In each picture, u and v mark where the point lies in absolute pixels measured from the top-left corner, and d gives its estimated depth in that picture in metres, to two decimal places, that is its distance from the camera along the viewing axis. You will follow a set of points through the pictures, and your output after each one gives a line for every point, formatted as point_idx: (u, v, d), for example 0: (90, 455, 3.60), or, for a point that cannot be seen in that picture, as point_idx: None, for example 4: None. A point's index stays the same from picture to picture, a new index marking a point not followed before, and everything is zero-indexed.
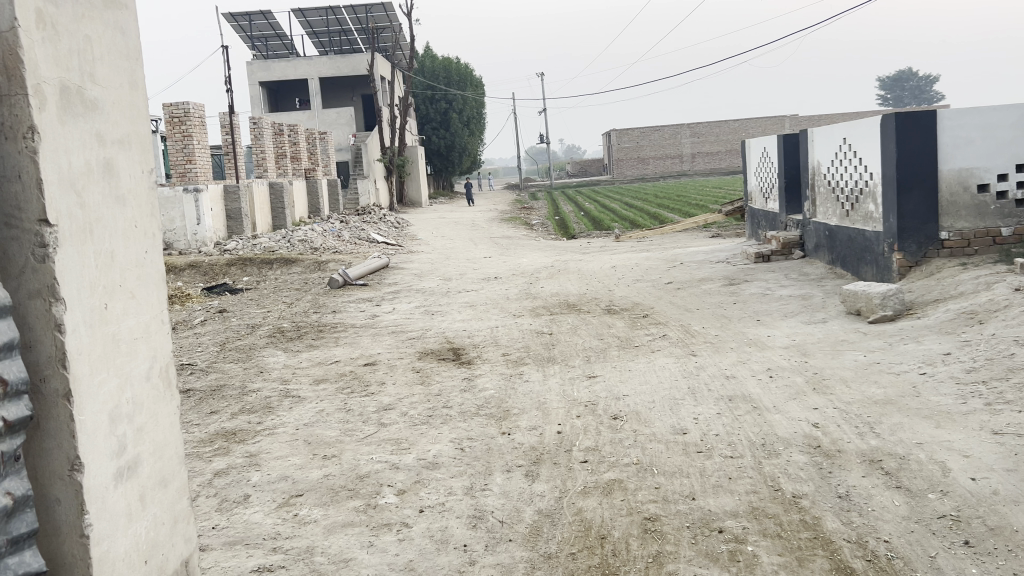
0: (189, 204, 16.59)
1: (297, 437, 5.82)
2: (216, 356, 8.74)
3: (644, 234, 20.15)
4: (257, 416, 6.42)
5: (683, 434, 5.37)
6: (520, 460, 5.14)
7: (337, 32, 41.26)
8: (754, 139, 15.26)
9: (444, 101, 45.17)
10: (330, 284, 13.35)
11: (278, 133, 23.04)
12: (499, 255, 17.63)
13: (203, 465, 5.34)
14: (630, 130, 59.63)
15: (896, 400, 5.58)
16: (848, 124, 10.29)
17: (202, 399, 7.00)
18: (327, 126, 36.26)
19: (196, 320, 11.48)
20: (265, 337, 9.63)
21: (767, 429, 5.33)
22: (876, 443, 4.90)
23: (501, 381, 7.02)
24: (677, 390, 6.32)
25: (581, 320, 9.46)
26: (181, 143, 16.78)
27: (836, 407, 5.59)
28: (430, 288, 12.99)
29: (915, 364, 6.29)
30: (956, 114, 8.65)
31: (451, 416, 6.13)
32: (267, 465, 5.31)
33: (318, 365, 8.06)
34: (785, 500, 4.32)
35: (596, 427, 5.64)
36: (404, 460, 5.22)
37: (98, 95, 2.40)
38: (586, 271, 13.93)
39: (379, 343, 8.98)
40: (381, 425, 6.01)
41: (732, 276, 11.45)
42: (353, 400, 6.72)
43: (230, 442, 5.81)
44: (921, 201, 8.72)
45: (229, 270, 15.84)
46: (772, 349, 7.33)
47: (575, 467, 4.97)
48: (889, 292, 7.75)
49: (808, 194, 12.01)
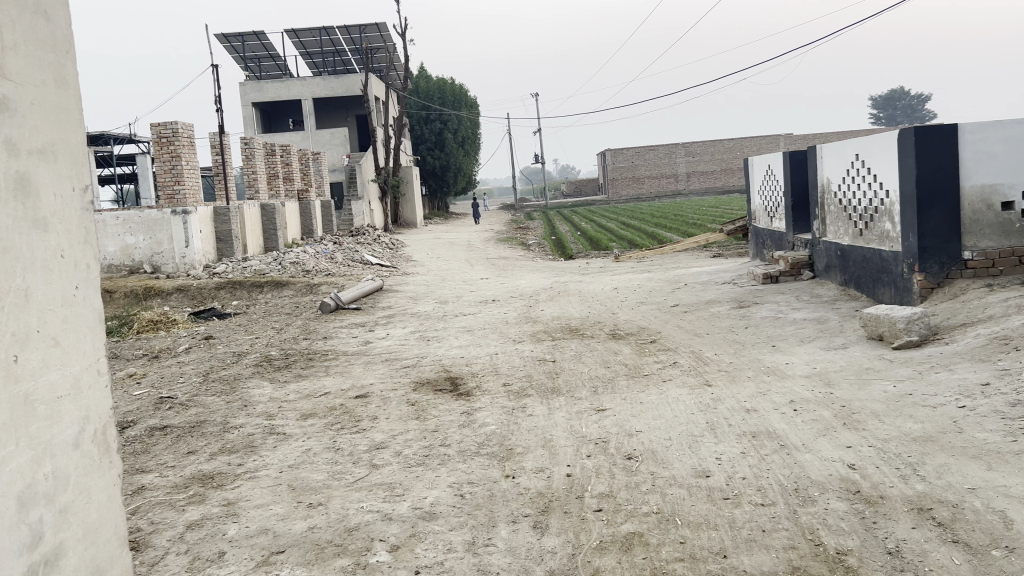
0: (177, 226, 16.27)
1: (280, 482, 5.31)
2: (198, 388, 8.22)
3: (643, 254, 19.66)
4: (237, 456, 5.90)
5: (705, 477, 4.88)
6: (526, 509, 4.63)
7: (331, 52, 41.04)
8: (757, 157, 14.89)
9: (439, 121, 44.97)
10: (320, 308, 12.84)
11: (270, 154, 22.58)
12: (497, 276, 17.12)
13: (175, 516, 4.83)
14: (625, 150, 59.53)
15: (938, 438, 5.07)
16: (860, 140, 9.87)
17: (180, 437, 6.48)
18: (321, 147, 35.53)
19: (180, 348, 10.97)
20: (250, 366, 9.13)
21: (799, 472, 4.82)
22: (923, 488, 4.40)
23: (503, 415, 6.51)
24: (695, 426, 5.82)
25: (585, 346, 8.96)
26: (168, 164, 16.20)
27: (872, 445, 5.09)
28: (425, 311, 12.49)
29: (952, 396, 5.78)
30: (977, 127, 8.23)
31: (449, 456, 5.61)
32: (246, 515, 4.79)
33: (306, 398, 7.54)
34: (829, 558, 3.82)
35: (609, 469, 5.14)
36: (398, 510, 4.70)
37: (10, 93, 2.19)
38: (587, 293, 13.44)
39: (372, 372, 8.46)
40: (373, 467, 5.49)
41: (740, 298, 10.98)
42: (342, 438, 6.20)
43: (207, 487, 5.29)
44: (943, 219, 8.26)
45: (218, 293, 15.37)
46: (792, 378, 6.84)
47: (588, 518, 4.47)
48: (914, 316, 7.28)
49: (817, 213, 11.59)
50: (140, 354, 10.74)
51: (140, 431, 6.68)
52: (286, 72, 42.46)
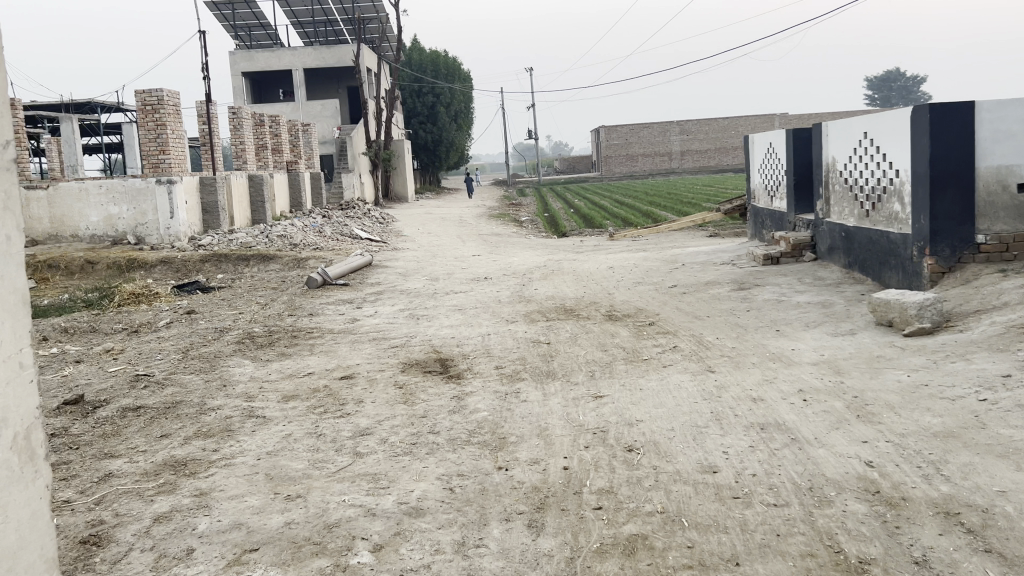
0: (161, 196, 15.81)
1: (257, 471, 4.97)
2: (176, 365, 7.84)
3: (638, 233, 19.25)
4: (213, 441, 5.55)
5: (712, 473, 4.55)
6: (520, 506, 4.30)
7: (323, 22, 40.31)
8: (759, 134, 14.53)
9: (432, 95, 44.34)
10: (307, 283, 12.44)
11: (259, 124, 22.06)
12: (489, 253, 16.72)
13: (142, 508, 4.47)
14: (619, 127, 58.98)
15: (959, 433, 4.76)
16: (869, 117, 9.51)
17: (154, 419, 6.12)
18: (312, 118, 34.99)
19: (161, 323, 10.57)
20: (232, 343, 8.75)
21: (813, 469, 4.50)
22: (949, 490, 4.09)
23: (495, 400, 6.18)
24: (699, 416, 5.49)
25: (581, 328, 8.61)
26: (154, 132, 15.64)
27: (890, 441, 4.78)
28: (415, 289, 12.11)
29: (972, 388, 5.46)
30: (994, 105, 7.89)
31: (438, 445, 5.27)
32: (218, 508, 4.44)
33: (288, 378, 7.18)
34: (852, 569, 3.51)
35: (609, 462, 4.81)
36: (382, 505, 4.36)
37: None
38: (581, 272, 13.08)
39: (359, 352, 8.11)
40: (356, 456, 5.15)
41: (741, 280, 10.65)
42: (325, 423, 5.84)
43: (179, 476, 4.94)
44: (956, 200, 7.93)
45: (202, 266, 14.96)
46: (800, 365, 6.51)
47: (587, 516, 4.15)
48: (926, 301, 6.95)
49: (820, 192, 11.26)
50: (119, 328, 10.35)
51: (112, 412, 6.31)
52: (277, 42, 41.69)
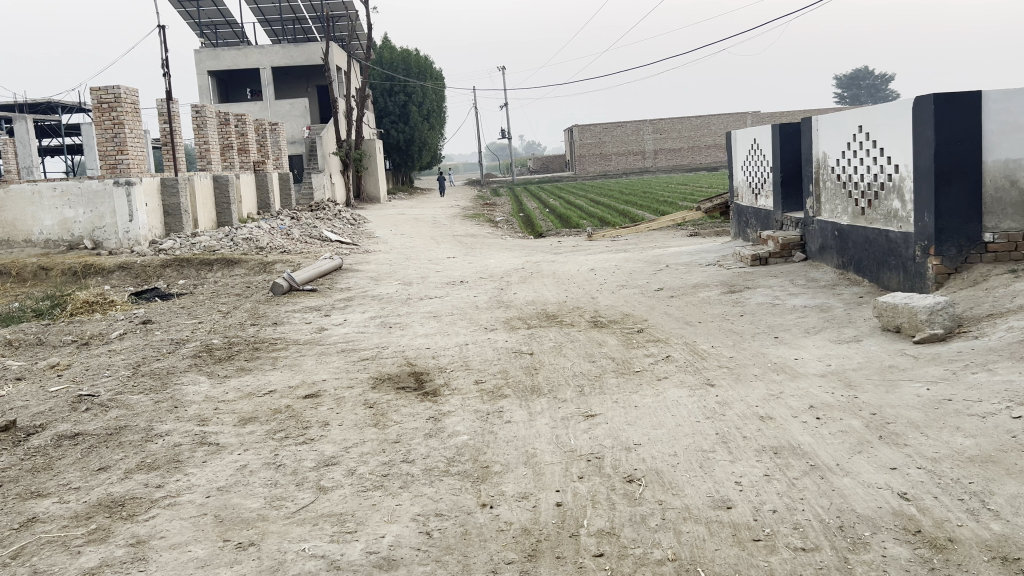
0: (120, 199, 14.96)
1: (205, 512, 4.33)
2: (125, 383, 7.16)
3: (617, 233, 18.71)
4: (158, 475, 4.90)
5: (727, 509, 4.00)
6: (509, 554, 3.72)
7: (291, 19, 39.41)
8: (742, 130, 14.04)
9: (403, 93, 43.58)
10: (272, 289, 11.74)
11: (223, 123, 21.28)
12: (464, 255, 16.11)
13: (67, 562, 3.82)
14: (592, 126, 58.49)
15: (998, 458, 4.24)
16: (864, 111, 9.03)
17: (93, 448, 5.45)
18: (280, 117, 34.11)
19: (114, 334, 9.85)
20: (188, 357, 8.06)
21: (840, 503, 3.96)
22: (1002, 529, 3.56)
23: (475, 422, 5.57)
24: (704, 439, 4.93)
25: (565, 336, 8.04)
26: (109, 131, 14.83)
27: (923, 468, 4.24)
28: (387, 294, 11.49)
29: (1002, 402, 4.95)
30: (1003, 94, 7.40)
31: (412, 477, 4.66)
32: (157, 560, 3.81)
33: (247, 398, 6.52)
34: None
35: (608, 497, 4.23)
36: (348, 556, 3.75)
37: None
38: (561, 274, 12.52)
39: (326, 365, 7.48)
40: (320, 491, 4.54)
41: (731, 282, 10.11)
42: (285, 451, 5.21)
43: (114, 519, 4.29)
44: (961, 197, 7.45)
45: (163, 272, 14.18)
46: (806, 378, 5.98)
47: (587, 566, 3.57)
48: (938, 306, 6.46)
49: (811, 189, 10.77)
50: (69, 340, 9.60)
51: (46, 440, 5.63)
52: (244, 40, 40.71)
